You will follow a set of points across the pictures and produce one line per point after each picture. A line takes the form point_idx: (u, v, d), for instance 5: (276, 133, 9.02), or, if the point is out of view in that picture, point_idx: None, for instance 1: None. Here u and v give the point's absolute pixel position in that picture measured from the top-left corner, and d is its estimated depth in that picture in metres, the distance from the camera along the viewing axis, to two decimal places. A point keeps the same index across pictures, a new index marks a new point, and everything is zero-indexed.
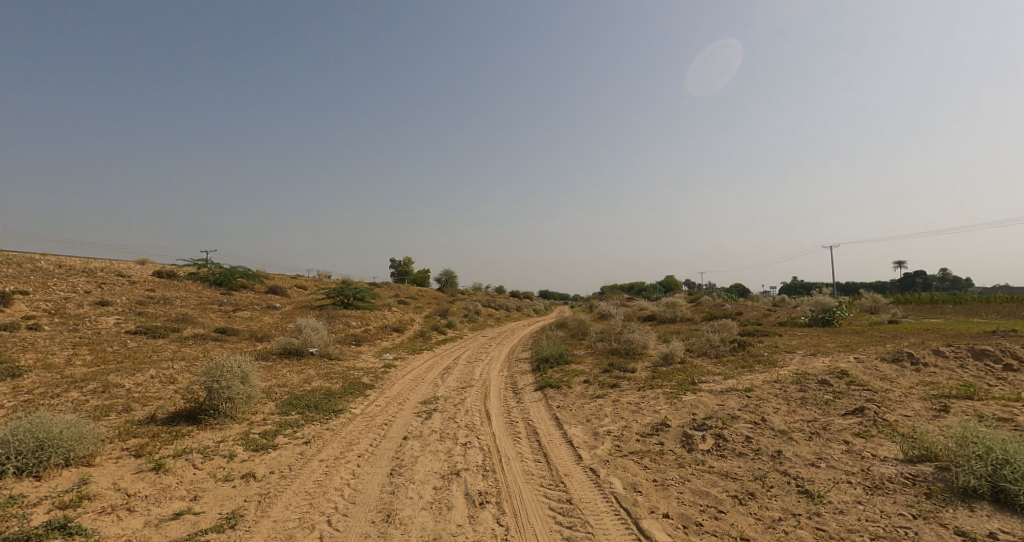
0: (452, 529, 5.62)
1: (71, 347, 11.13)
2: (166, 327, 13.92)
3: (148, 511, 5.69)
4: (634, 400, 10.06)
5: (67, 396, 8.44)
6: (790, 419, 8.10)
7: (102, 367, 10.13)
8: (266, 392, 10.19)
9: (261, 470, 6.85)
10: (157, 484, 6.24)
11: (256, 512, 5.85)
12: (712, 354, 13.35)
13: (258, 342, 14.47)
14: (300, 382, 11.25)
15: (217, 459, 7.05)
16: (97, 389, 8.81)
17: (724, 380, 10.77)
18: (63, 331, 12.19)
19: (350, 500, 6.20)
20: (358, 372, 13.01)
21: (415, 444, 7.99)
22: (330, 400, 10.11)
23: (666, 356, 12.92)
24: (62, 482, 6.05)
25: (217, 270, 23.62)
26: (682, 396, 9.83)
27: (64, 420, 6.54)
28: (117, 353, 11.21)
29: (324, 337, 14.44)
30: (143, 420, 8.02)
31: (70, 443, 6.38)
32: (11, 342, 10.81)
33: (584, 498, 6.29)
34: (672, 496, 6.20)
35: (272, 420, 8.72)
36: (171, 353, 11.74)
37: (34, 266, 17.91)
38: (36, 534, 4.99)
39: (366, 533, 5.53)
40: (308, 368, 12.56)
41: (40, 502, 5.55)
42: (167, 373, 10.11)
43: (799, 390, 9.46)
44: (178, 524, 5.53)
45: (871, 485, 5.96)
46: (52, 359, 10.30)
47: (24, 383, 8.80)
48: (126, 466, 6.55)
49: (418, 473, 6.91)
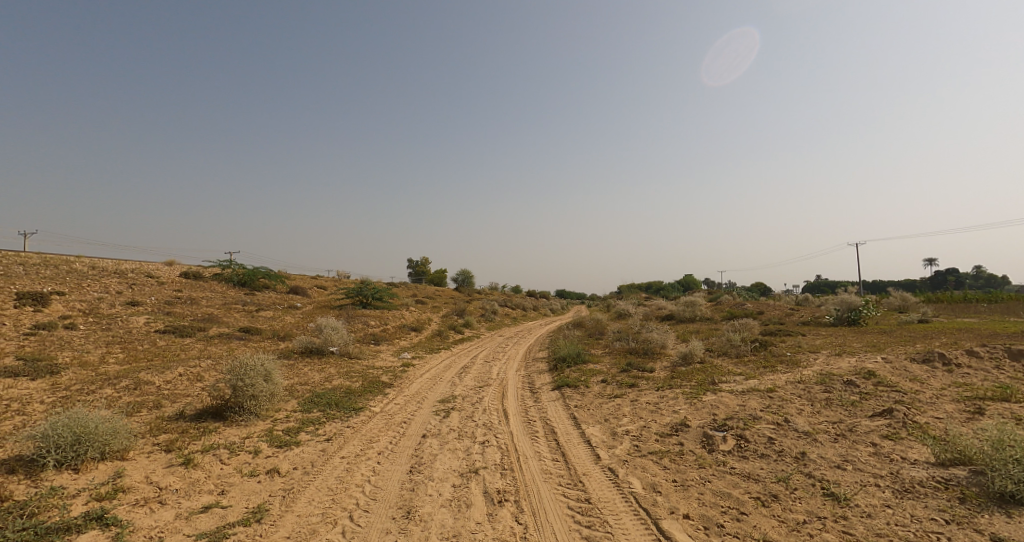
0: (471, 527, 5.67)
1: (105, 346, 11.55)
2: (192, 327, 14.30)
3: (179, 504, 5.88)
4: (652, 399, 9.99)
5: (101, 393, 8.76)
6: (815, 420, 7.94)
7: (134, 365, 10.48)
8: (289, 390, 10.42)
9: (285, 466, 7.01)
10: (186, 478, 6.44)
11: (281, 507, 5.99)
12: (733, 353, 13.13)
13: (280, 341, 14.78)
14: (320, 381, 11.45)
15: (243, 455, 7.24)
16: (130, 386, 9.13)
17: (745, 380, 10.60)
18: (97, 329, 12.69)
19: (371, 497, 6.30)
20: (376, 371, 13.15)
21: (434, 442, 8.06)
22: (350, 398, 10.28)
23: (685, 355, 12.78)
24: (100, 474, 6.29)
25: (241, 270, 24.23)
26: (702, 396, 9.70)
27: (100, 416, 6.76)
28: (146, 352, 11.57)
29: (344, 337, 14.65)
30: (173, 416, 8.26)
31: (106, 437, 6.59)
32: (50, 341, 11.27)
33: (603, 497, 6.30)
34: (693, 497, 6.14)
35: (294, 418, 8.89)
36: (197, 352, 12.08)
37: (71, 266, 18.70)
38: (77, 524, 5.21)
39: (387, 529, 5.62)
40: (329, 367, 12.78)
41: (78, 493, 5.78)
42: (195, 371, 10.39)
43: (824, 391, 9.27)
44: (207, 517, 5.68)
45: (901, 489, 5.82)
46: (88, 357, 10.71)
47: (62, 380, 9.17)
48: (158, 461, 6.77)
49: (437, 471, 6.98)
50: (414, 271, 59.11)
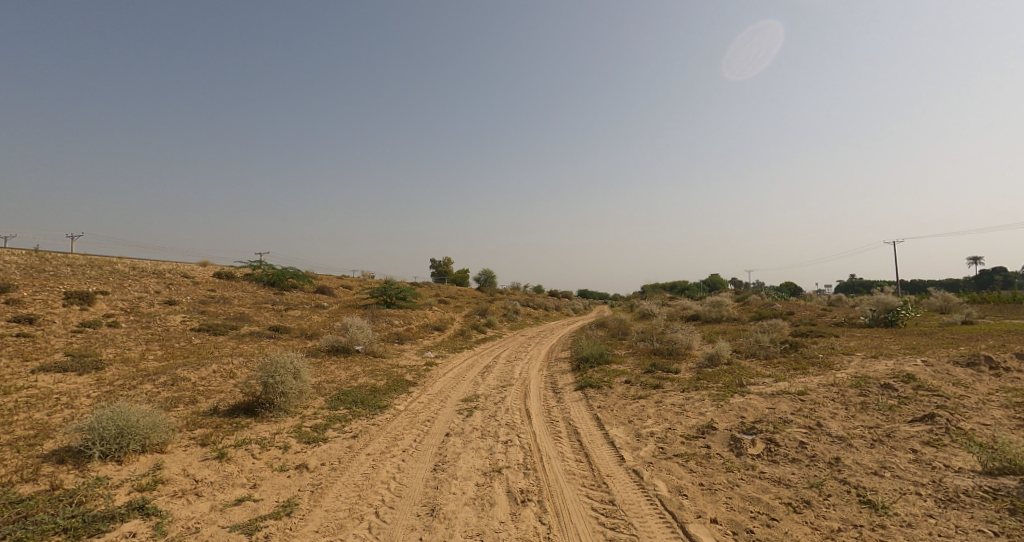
0: (495, 526, 5.70)
1: (145, 343, 12.04)
2: (225, 325, 14.78)
3: (213, 496, 6.08)
4: (678, 401, 9.85)
5: (142, 388, 9.14)
6: (850, 425, 7.69)
7: (172, 362, 10.90)
8: (317, 387, 10.67)
9: (313, 462, 7.18)
10: (221, 471, 6.66)
11: (310, 501, 6.14)
12: (762, 355, 12.82)
13: (308, 339, 15.14)
14: (346, 378, 11.68)
15: (273, 450, 7.44)
16: (167, 382, 9.50)
17: (775, 382, 10.34)
18: (137, 327, 13.25)
19: (396, 493, 6.39)
20: (401, 369, 13.34)
21: (458, 441, 8.13)
22: (375, 396, 10.45)
23: (711, 356, 12.54)
24: (141, 465, 6.56)
25: (271, 271, 24.91)
26: (729, 398, 9.51)
27: (141, 410, 7.06)
28: (183, 349, 12.02)
29: (369, 336, 14.91)
30: (207, 411, 8.56)
31: (146, 430, 6.87)
32: (94, 338, 11.83)
33: (628, 499, 6.24)
34: (720, 501, 6.03)
35: (322, 414, 9.09)
36: (230, 349, 12.48)
37: (113, 267, 19.57)
38: (120, 513, 5.46)
39: (412, 526, 5.70)
40: (355, 365, 13.03)
41: (122, 483, 6.05)
42: (228, 368, 10.74)
43: (859, 394, 8.97)
44: (241, 510, 5.86)
45: (943, 498, 5.59)
46: (129, 353, 11.19)
47: (106, 375, 9.61)
48: (194, 454, 7.02)
49: (461, 470, 7.04)
50: (437, 271, 59.65)
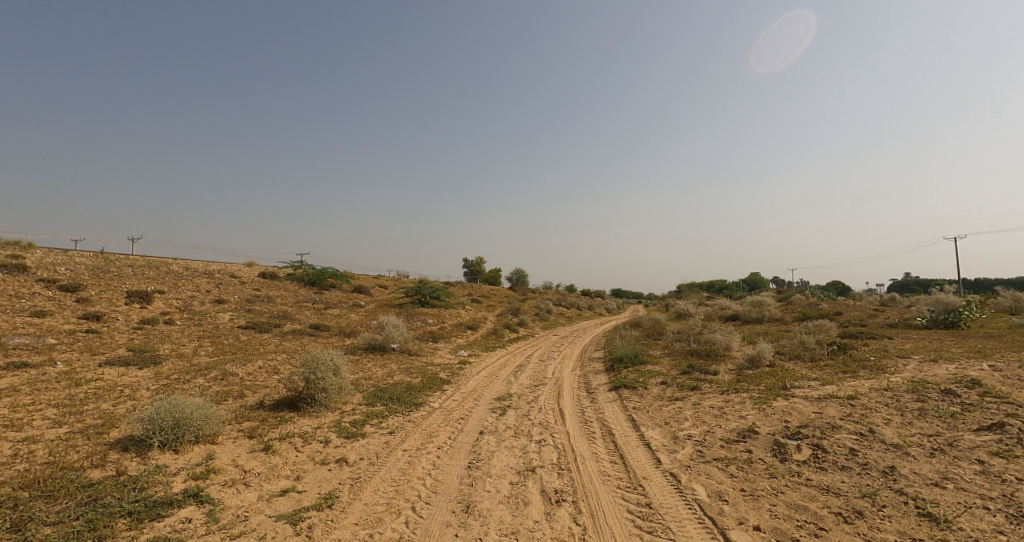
0: (530, 525, 5.71)
1: (197, 339, 12.70)
2: (269, 323, 15.40)
3: (260, 486, 6.34)
4: (717, 403, 9.58)
5: (195, 382, 9.65)
6: (907, 432, 7.28)
7: (221, 358, 11.45)
8: (355, 384, 10.96)
9: (352, 456, 7.38)
10: (267, 463, 6.94)
11: (350, 494, 6.32)
12: (807, 357, 12.29)
13: (346, 337, 15.58)
14: (383, 376, 11.95)
15: (315, 444, 7.70)
16: (218, 377, 9.99)
17: (822, 386, 9.90)
18: (191, 324, 13.99)
19: (432, 489, 6.49)
20: (435, 368, 13.54)
21: (491, 439, 8.18)
22: (411, 394, 10.64)
23: (753, 358, 12.13)
24: (195, 455, 6.92)
25: (311, 270, 25.78)
26: (772, 402, 9.17)
27: (195, 403, 7.44)
28: (231, 345, 12.60)
29: (404, 334, 15.21)
30: (254, 405, 8.94)
31: (200, 422, 7.24)
32: (152, 334, 12.56)
33: (665, 503, 6.13)
34: (763, 508, 5.84)
35: (360, 410, 9.34)
36: (274, 346, 12.99)
37: (168, 267, 20.73)
38: (177, 499, 5.77)
39: (448, 522, 5.78)
40: (391, 363, 13.31)
41: (178, 472, 6.40)
42: (272, 364, 11.19)
43: (916, 400, 8.47)
44: (286, 500, 6.09)
45: (1015, 514, 5.22)
46: (183, 349, 11.83)
47: (163, 369, 10.19)
48: (242, 446, 7.35)
49: (495, 468, 7.08)
50: (470, 271, 60.17)
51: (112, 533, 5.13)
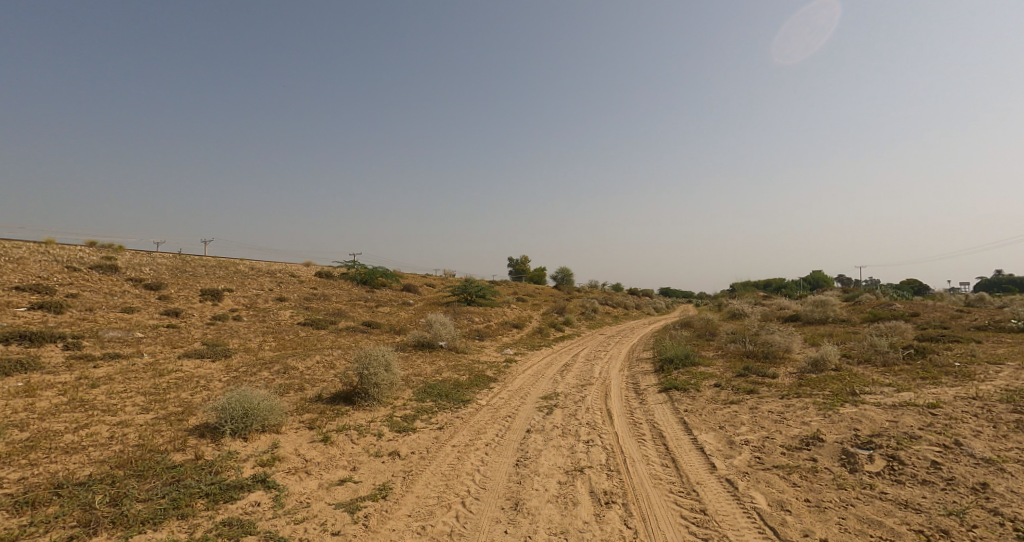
0: (579, 525, 5.65)
1: (261, 334, 13.49)
2: (325, 320, 16.12)
3: (320, 475, 6.64)
4: (777, 408, 9.10)
5: (260, 374, 10.25)
6: (1000, 446, 6.61)
7: (283, 352, 12.09)
8: (406, 380, 11.27)
9: (404, 450, 7.59)
10: (325, 453, 7.26)
11: (403, 487, 6.50)
12: (879, 361, 11.44)
13: (396, 334, 16.05)
14: (432, 372, 12.21)
15: (369, 437, 7.97)
16: (280, 370, 10.57)
17: (896, 392, 9.19)
18: (255, 320, 14.88)
19: (481, 485, 6.56)
20: (482, 365, 13.69)
21: (539, 438, 8.17)
22: (459, 391, 10.81)
23: (817, 361, 11.43)
24: (262, 443, 7.35)
25: (364, 269, 26.76)
26: (839, 408, 8.61)
27: (261, 395, 7.90)
28: (291, 341, 13.29)
29: (452, 332, 15.47)
30: (313, 398, 9.37)
31: (266, 412, 7.67)
32: (222, 329, 13.46)
33: (721, 510, 5.89)
34: (831, 521, 5.49)
35: (410, 405, 9.59)
36: (330, 342, 13.58)
37: (235, 267, 22.16)
38: (247, 484, 6.15)
39: (497, 518, 5.82)
40: (440, 360, 13.59)
41: (247, 458, 6.81)
42: (329, 359, 11.70)
43: (1010, 411, 7.69)
44: (344, 490, 6.35)
45: None
46: (249, 343, 12.60)
47: (232, 362, 10.91)
48: (303, 436, 7.72)
49: (543, 467, 7.06)
50: (515, 270, 60.38)
51: (193, 512, 5.52)
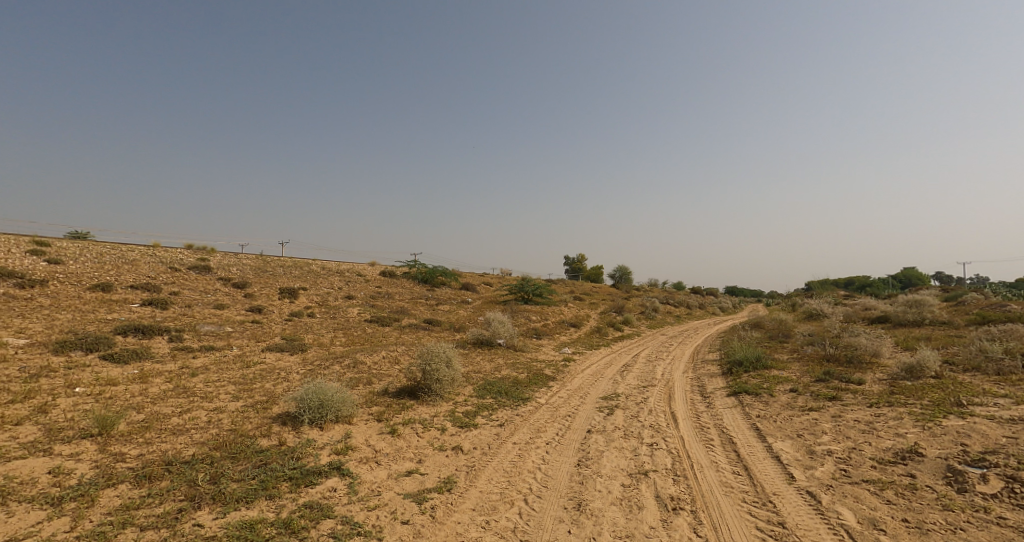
0: (645, 530, 5.47)
1: (332, 330, 14.26)
2: (389, 317, 16.76)
3: (389, 466, 6.89)
4: (864, 417, 8.34)
5: (331, 368, 10.82)
6: None
7: (351, 348, 12.71)
8: (466, 376, 11.46)
9: (466, 445, 7.70)
10: (393, 445, 7.52)
11: (466, 481, 6.59)
12: (989, 369, 10.18)
13: (456, 332, 16.39)
14: (491, 370, 12.34)
15: (433, 431, 8.17)
16: (349, 364, 11.10)
17: (1012, 405, 8.12)
18: (327, 317, 15.75)
19: (543, 484, 6.52)
20: (540, 364, 13.66)
21: (600, 439, 8.00)
22: (518, 388, 10.83)
23: (912, 367, 10.37)
24: (336, 432, 7.74)
25: (424, 268, 27.58)
26: (941, 420, 7.74)
27: (334, 387, 8.33)
28: (359, 336, 13.93)
29: (510, 330, 15.57)
30: (380, 391, 9.75)
31: (339, 404, 8.08)
32: (297, 325, 14.37)
33: (803, 524, 5.48)
34: None
35: (471, 401, 9.73)
36: (394, 339, 14.10)
37: (308, 267, 23.59)
38: (325, 470, 6.50)
39: (560, 518, 5.76)
40: (498, 357, 13.72)
41: (324, 446, 7.20)
42: (393, 355, 12.14)
43: None
44: (411, 481, 6.54)
45: None
46: (322, 339, 13.35)
47: (307, 356, 11.60)
48: (372, 428, 8.05)
49: (605, 468, 6.91)
50: (572, 268, 59.88)
51: (279, 493, 5.91)
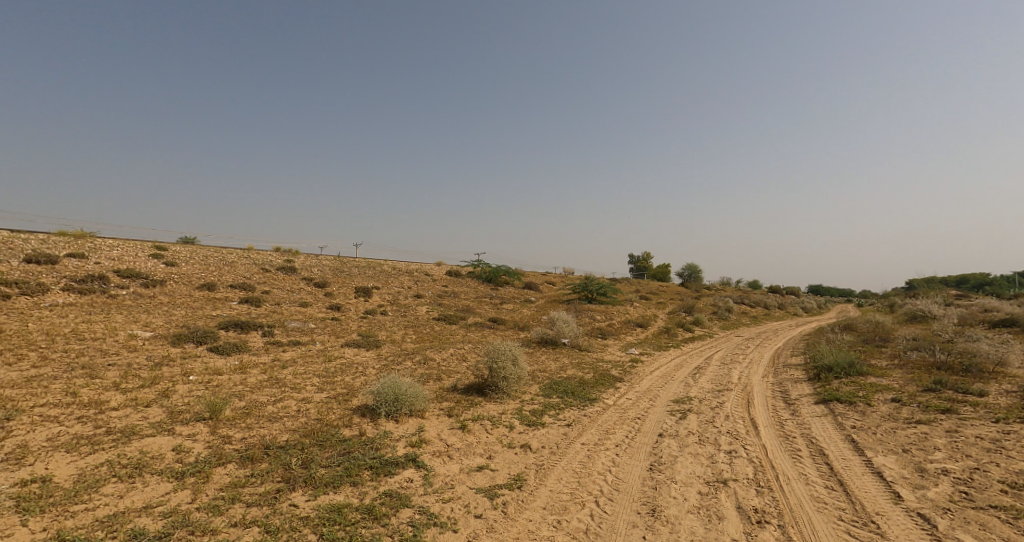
0: None
1: (403, 328, 14.80)
2: (456, 315, 17.12)
3: (460, 460, 6.98)
4: (988, 434, 7.28)
5: (403, 364, 11.21)
6: None
7: (421, 344, 13.10)
8: (532, 375, 11.41)
9: (535, 444, 7.63)
10: (463, 440, 7.62)
11: (535, 479, 6.52)
12: None
13: (521, 330, 16.43)
14: (557, 369, 12.21)
15: (501, 428, 8.19)
16: (419, 360, 11.44)
17: None
18: (398, 315, 16.39)
19: (614, 487, 6.30)
20: (607, 364, 13.32)
21: (673, 443, 7.62)
22: (585, 389, 10.61)
23: None
24: (410, 426, 7.98)
25: (489, 268, 27.95)
26: None
27: (408, 382, 8.59)
28: (427, 334, 14.34)
29: (575, 330, 15.33)
30: (449, 388, 9.94)
31: (413, 398, 8.32)
32: (371, 322, 15.06)
33: None
34: None
35: (538, 400, 9.66)
36: (461, 336, 14.37)
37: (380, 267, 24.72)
38: (401, 461, 6.70)
39: (633, 523, 5.52)
40: (564, 357, 13.55)
41: (399, 438, 7.44)
42: (460, 352, 12.36)
43: None
44: (481, 476, 6.57)
45: None
46: (394, 336, 13.90)
47: (382, 352, 12.11)
48: (443, 422, 8.21)
49: (680, 474, 6.55)
50: (637, 266, 58.20)
51: (361, 480, 6.17)
